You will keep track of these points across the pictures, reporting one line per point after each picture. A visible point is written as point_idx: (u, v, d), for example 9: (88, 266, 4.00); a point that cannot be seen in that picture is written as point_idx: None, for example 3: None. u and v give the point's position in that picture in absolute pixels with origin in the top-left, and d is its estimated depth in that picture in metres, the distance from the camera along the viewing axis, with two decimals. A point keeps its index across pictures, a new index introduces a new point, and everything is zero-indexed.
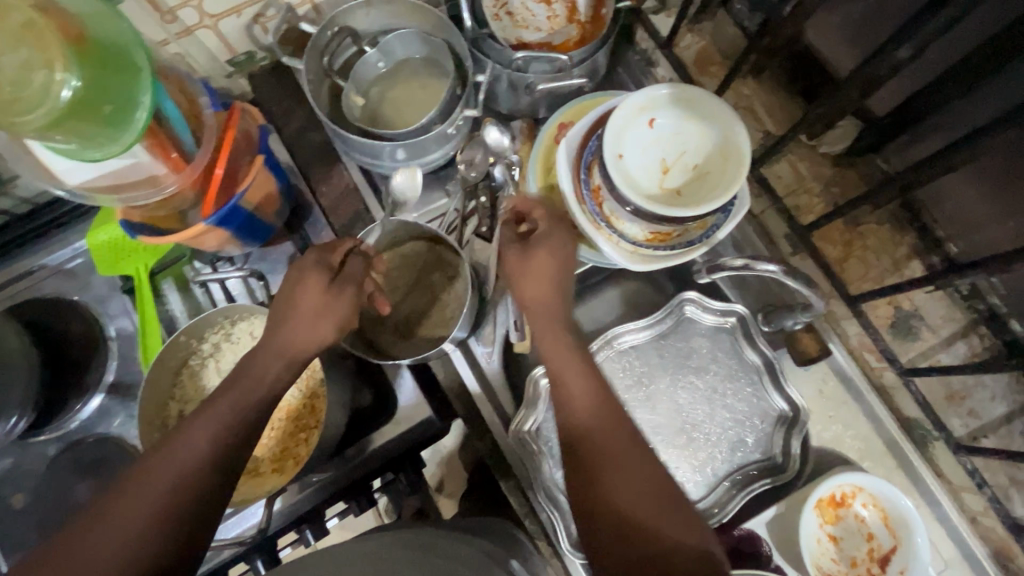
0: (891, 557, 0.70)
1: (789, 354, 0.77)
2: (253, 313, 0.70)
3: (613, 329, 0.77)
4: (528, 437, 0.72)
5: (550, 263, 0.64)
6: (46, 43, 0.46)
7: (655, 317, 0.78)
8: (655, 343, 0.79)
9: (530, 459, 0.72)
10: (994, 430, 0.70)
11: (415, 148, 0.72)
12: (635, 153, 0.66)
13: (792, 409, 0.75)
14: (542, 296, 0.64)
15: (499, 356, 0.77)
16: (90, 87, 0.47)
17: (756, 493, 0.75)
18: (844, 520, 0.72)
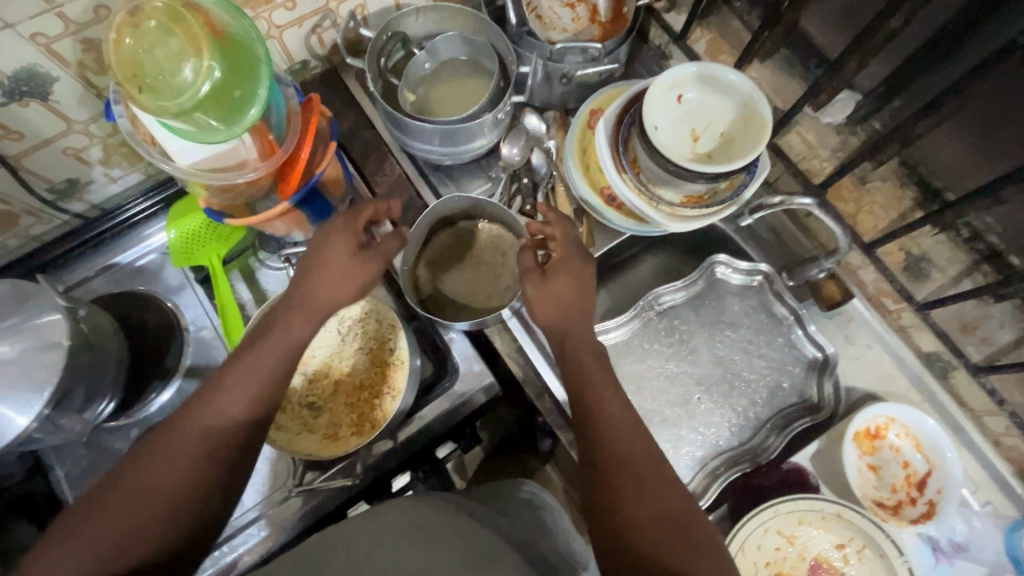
0: (927, 480, 0.76)
1: (813, 303, 0.84)
2: None
3: (652, 291, 0.84)
4: None
5: (570, 307, 0.69)
6: (191, 37, 0.52)
7: (689, 278, 0.85)
8: (691, 303, 0.86)
9: None
10: (1007, 356, 0.75)
11: (465, 133, 0.79)
12: (668, 125, 0.74)
13: (821, 353, 0.82)
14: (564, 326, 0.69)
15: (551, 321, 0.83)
16: (224, 77, 0.54)
17: (796, 433, 0.81)
18: (880, 451, 0.78)
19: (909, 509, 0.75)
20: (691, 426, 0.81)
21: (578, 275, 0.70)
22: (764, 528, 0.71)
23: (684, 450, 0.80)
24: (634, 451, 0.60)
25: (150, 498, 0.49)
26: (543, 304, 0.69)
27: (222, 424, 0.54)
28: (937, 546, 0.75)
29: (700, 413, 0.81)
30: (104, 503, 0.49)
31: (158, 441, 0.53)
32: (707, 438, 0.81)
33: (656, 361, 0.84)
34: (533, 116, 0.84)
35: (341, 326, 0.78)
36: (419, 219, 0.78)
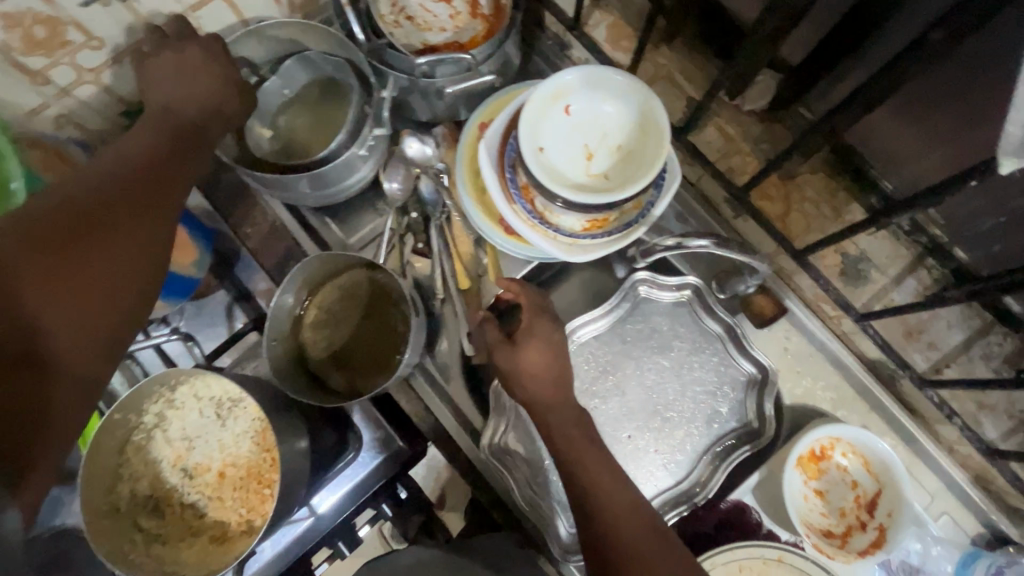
0: (877, 502, 0.70)
1: (748, 317, 0.76)
2: (189, 374, 0.66)
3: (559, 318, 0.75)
4: (500, 447, 0.72)
5: (549, 377, 0.61)
6: None
7: (610, 304, 0.76)
8: (616, 330, 0.77)
9: (505, 469, 0.72)
10: (955, 360, 0.70)
11: (328, 174, 0.68)
12: (555, 142, 0.63)
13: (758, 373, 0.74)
14: (546, 399, 0.61)
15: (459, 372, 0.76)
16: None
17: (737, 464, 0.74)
18: (826, 473, 0.72)
19: (859, 535, 0.69)
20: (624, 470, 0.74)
21: (551, 341, 0.62)
22: None
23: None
24: (634, 528, 0.55)
25: (80, 325, 0.47)
26: (520, 376, 0.61)
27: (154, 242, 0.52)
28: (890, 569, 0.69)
29: (633, 453, 0.74)
30: (42, 299, 0.44)
31: (62, 218, 0.47)
32: (643, 479, 0.74)
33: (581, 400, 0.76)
34: (412, 140, 0.74)
35: (218, 412, 0.69)
36: (287, 278, 0.68)
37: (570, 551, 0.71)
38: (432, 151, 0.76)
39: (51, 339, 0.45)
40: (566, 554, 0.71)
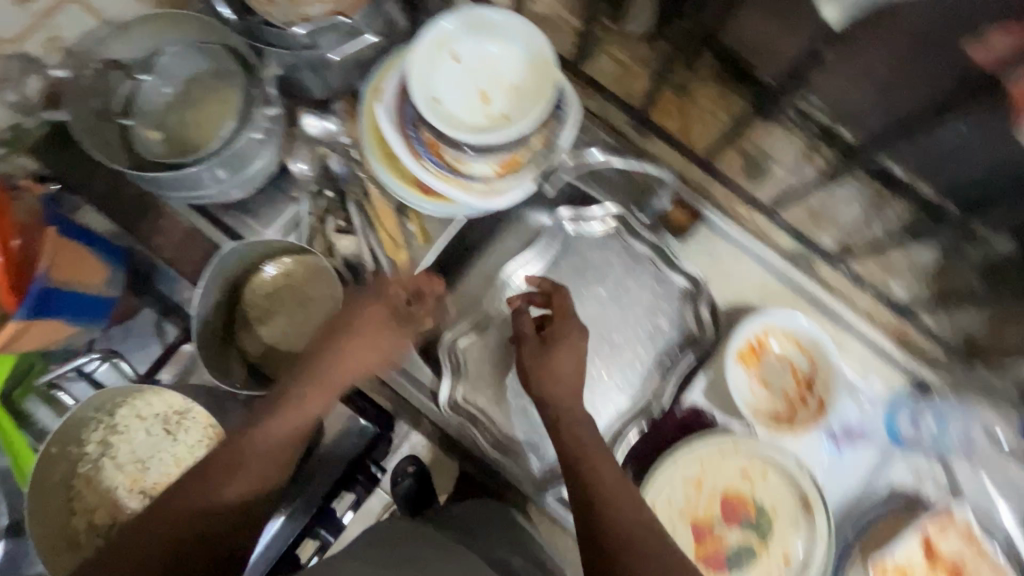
0: (813, 377, 0.75)
1: (671, 233, 0.79)
2: (121, 391, 0.65)
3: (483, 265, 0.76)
4: (461, 402, 0.76)
5: (574, 378, 0.66)
6: None
7: (538, 246, 0.79)
8: (550, 270, 0.79)
9: (470, 421, 0.75)
10: (858, 232, 0.75)
11: (228, 162, 0.66)
12: (450, 90, 0.64)
13: (689, 284, 0.78)
14: (570, 393, 0.65)
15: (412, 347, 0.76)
16: None
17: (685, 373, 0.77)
18: (767, 363, 0.76)
19: (804, 414, 0.74)
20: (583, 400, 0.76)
21: (578, 346, 0.67)
22: (669, 482, 0.69)
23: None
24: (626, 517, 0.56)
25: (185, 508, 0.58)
26: (552, 374, 0.66)
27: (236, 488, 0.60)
28: (836, 443, 0.75)
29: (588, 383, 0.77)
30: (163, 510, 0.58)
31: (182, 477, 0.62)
32: (603, 405, 0.76)
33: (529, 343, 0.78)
34: (311, 118, 0.72)
35: (166, 427, 0.67)
36: (204, 278, 0.65)
37: (545, 483, 0.75)
38: (335, 126, 0.74)
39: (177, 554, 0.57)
40: (541, 487, 0.76)
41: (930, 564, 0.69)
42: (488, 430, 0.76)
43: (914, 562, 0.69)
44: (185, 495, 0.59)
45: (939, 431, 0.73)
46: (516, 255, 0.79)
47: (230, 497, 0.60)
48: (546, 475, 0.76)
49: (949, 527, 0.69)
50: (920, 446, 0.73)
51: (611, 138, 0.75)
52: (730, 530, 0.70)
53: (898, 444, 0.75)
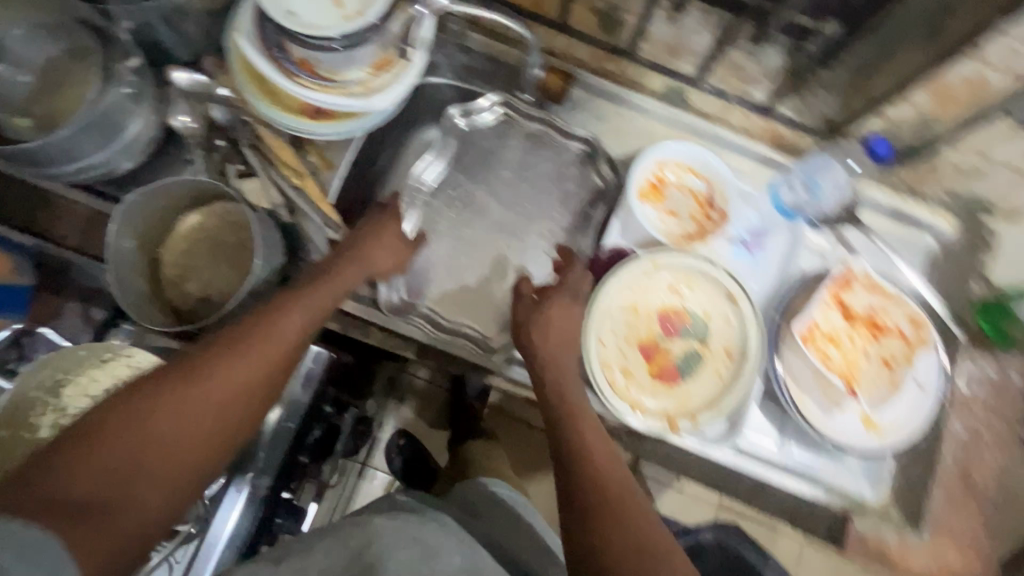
0: (711, 194, 0.82)
1: (555, 104, 0.85)
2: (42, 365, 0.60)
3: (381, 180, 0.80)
4: (403, 304, 0.79)
5: (567, 337, 0.70)
6: None
7: (437, 148, 0.85)
8: (455, 165, 0.85)
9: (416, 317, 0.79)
10: (715, 55, 0.81)
11: (101, 121, 0.65)
12: (301, 0, 0.65)
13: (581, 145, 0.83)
14: (558, 350, 0.69)
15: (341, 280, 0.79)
16: None
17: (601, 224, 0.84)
18: (670, 195, 0.82)
19: (711, 228, 0.82)
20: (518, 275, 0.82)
21: (574, 312, 0.72)
22: (607, 314, 0.75)
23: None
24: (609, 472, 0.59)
25: (183, 408, 0.46)
26: (543, 332, 0.69)
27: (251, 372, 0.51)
28: (745, 246, 0.83)
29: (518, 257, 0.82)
30: (142, 415, 0.44)
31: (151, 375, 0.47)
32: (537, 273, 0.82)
33: (453, 237, 0.83)
34: (179, 71, 0.70)
35: None
36: (110, 231, 0.63)
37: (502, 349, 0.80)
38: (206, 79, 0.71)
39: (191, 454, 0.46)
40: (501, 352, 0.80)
41: (848, 321, 0.77)
42: (438, 327, 0.80)
43: (834, 324, 0.77)
44: (178, 393, 0.47)
45: (808, 189, 0.80)
46: (418, 162, 0.83)
47: (238, 387, 0.50)
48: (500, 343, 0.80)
49: (851, 283, 0.78)
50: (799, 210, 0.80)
51: (473, 60, 0.86)
52: (672, 340, 0.76)
53: (788, 218, 0.82)
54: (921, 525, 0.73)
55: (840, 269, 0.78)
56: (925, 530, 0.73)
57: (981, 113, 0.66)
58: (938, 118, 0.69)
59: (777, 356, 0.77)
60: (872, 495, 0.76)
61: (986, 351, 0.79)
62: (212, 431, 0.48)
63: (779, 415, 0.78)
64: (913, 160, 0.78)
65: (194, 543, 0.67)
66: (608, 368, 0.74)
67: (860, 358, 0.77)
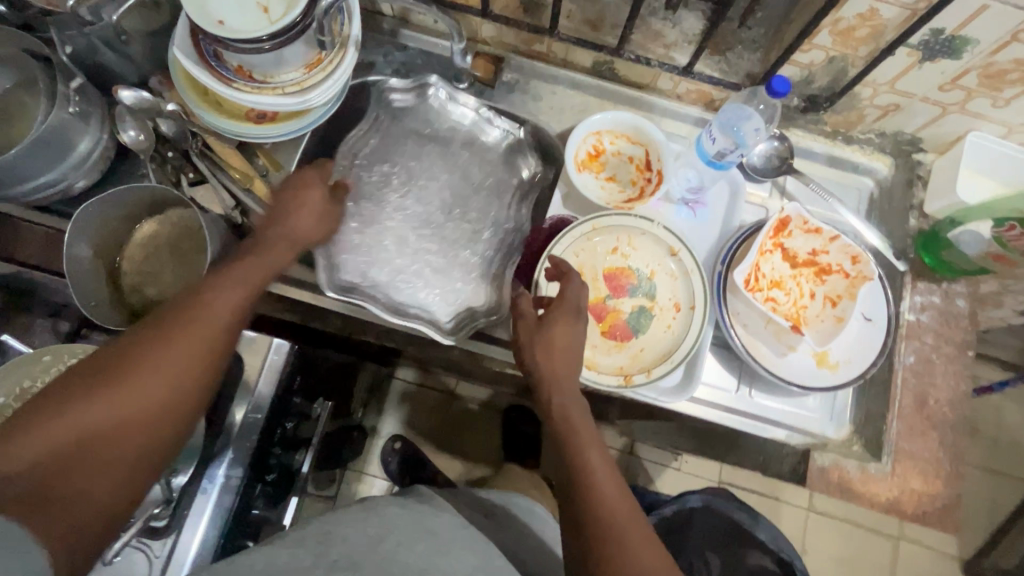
0: (648, 158, 0.86)
1: (491, 89, 0.90)
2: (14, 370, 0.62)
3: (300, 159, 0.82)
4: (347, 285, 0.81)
5: (567, 351, 0.66)
6: None
7: (370, 117, 0.89)
8: (387, 136, 0.89)
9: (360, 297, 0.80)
10: (635, 25, 0.83)
11: (50, 140, 0.68)
12: (229, 11, 0.70)
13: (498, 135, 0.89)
14: (556, 364, 0.65)
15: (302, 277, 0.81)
16: None
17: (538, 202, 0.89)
18: (608, 162, 0.86)
19: (651, 190, 0.85)
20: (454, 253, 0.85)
21: (573, 323, 0.68)
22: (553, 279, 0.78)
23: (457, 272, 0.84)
24: (611, 493, 0.57)
25: (110, 414, 0.46)
26: (541, 347, 0.66)
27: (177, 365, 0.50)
28: (688, 205, 0.86)
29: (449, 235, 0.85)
30: (66, 426, 0.44)
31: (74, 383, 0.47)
32: (469, 256, 0.85)
33: (393, 211, 0.86)
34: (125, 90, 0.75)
35: None
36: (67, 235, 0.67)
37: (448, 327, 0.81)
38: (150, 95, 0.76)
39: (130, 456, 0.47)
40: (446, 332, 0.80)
41: (790, 266, 0.81)
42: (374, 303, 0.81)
43: (776, 269, 0.81)
44: (102, 396, 0.46)
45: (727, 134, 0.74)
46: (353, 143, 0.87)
47: (165, 384, 0.49)
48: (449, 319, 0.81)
49: (790, 228, 0.80)
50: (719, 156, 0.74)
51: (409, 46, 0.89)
52: (622, 299, 0.79)
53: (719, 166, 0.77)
54: (882, 454, 0.74)
55: (778, 215, 0.79)
56: (886, 460, 0.74)
57: (882, 46, 0.69)
58: (846, 58, 0.72)
59: (723, 304, 0.79)
60: (833, 430, 0.77)
61: (931, 281, 0.81)
62: (145, 429, 0.48)
63: (734, 362, 0.80)
64: (835, 104, 0.80)
65: (172, 535, 0.70)
66: None
67: (803, 300, 0.81)
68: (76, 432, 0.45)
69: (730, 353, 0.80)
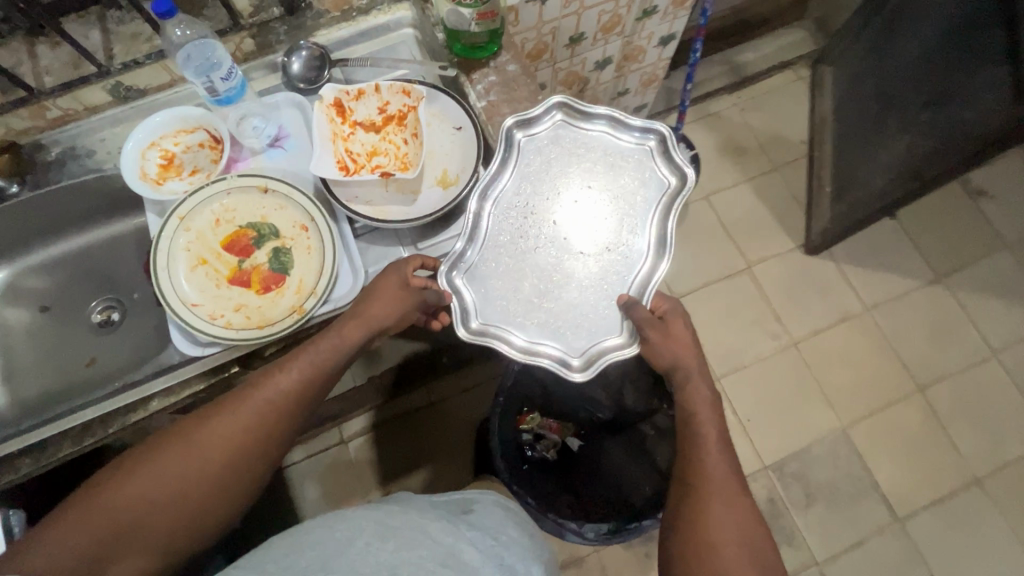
0: (211, 132, 0.88)
1: (41, 176, 0.88)
2: None
3: (430, 221, 0.83)
4: (452, 266, 0.81)
5: (682, 343, 0.84)
6: None
7: (501, 155, 0.84)
8: (519, 175, 0.85)
9: (468, 268, 0.82)
10: (111, 42, 0.86)
11: None
12: None
13: (549, 126, 0.86)
14: (688, 359, 0.84)
15: (466, 300, 0.81)
16: None
17: (608, 197, 0.85)
18: (182, 160, 0.87)
19: (232, 156, 0.88)
20: (576, 275, 0.83)
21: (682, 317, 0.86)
22: (181, 282, 0.78)
23: (588, 291, 0.83)
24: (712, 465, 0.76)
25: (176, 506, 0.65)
26: (655, 352, 0.84)
27: (237, 458, 0.69)
28: (275, 145, 0.89)
29: (609, 275, 0.83)
30: (95, 513, 0.62)
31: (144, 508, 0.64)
32: (598, 267, 0.83)
33: (534, 254, 0.83)
34: (380, 255, 0.85)
35: None
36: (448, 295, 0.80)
37: (529, 351, 0.81)
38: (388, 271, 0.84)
39: (193, 446, 0.68)
40: (527, 353, 0.80)
41: (374, 132, 0.88)
42: (505, 341, 0.80)
43: (366, 143, 0.87)
44: (137, 478, 0.65)
45: (212, 66, 0.80)
46: (491, 195, 0.83)
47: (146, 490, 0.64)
48: (529, 349, 0.81)
49: (348, 106, 0.85)
50: (211, 90, 0.82)
51: None
52: (254, 255, 0.81)
53: (227, 103, 0.86)
54: None
55: (325, 103, 0.84)
56: None
57: None
58: None
59: (333, 199, 0.82)
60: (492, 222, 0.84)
61: (483, 67, 0.89)
62: (141, 507, 0.64)
63: (385, 235, 0.86)
64: None
65: None
66: (219, 316, 0.78)
67: (402, 149, 0.87)
68: (106, 520, 0.62)
69: (377, 231, 0.86)
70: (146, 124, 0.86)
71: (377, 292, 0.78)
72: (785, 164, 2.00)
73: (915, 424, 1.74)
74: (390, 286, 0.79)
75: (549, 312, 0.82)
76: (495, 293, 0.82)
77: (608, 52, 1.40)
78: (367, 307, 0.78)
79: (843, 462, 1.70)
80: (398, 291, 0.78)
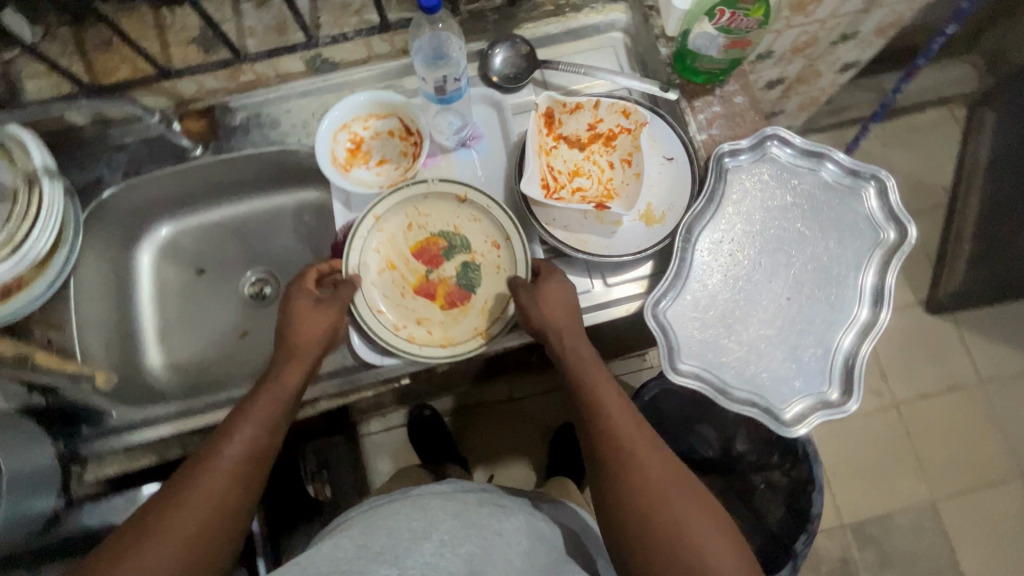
0: (404, 122, 0.83)
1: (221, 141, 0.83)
2: None
3: (634, 260, 0.76)
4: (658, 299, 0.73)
5: (568, 305, 0.69)
6: None
7: (711, 187, 0.75)
8: (723, 208, 0.76)
9: (671, 299, 0.74)
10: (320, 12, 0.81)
11: None
12: None
13: (759, 156, 0.78)
14: (563, 319, 0.69)
15: (665, 335, 0.73)
16: None
17: (814, 239, 0.76)
18: (371, 148, 0.83)
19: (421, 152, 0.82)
20: (785, 323, 0.74)
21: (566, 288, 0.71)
22: (370, 284, 0.75)
23: (799, 341, 0.73)
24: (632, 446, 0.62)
25: None
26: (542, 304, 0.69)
27: (208, 541, 0.54)
28: (466, 145, 0.83)
29: (818, 324, 0.73)
30: None
31: None
32: (810, 317, 0.74)
33: (739, 296, 0.74)
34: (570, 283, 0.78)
35: None
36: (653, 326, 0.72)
37: (737, 401, 0.71)
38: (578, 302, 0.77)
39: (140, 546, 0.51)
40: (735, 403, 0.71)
41: (579, 150, 0.81)
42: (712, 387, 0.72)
43: (569, 160, 0.81)
44: None
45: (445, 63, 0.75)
46: (695, 229, 0.75)
47: None
48: (737, 399, 0.72)
49: (557, 118, 0.79)
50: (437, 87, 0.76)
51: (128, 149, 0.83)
52: (442, 266, 0.78)
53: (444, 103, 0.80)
54: None
55: (538, 112, 0.77)
56: None
57: None
58: None
59: (533, 220, 0.77)
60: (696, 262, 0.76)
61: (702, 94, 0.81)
62: None
63: (576, 262, 0.79)
64: None
65: None
66: (403, 329, 0.74)
67: (606, 173, 0.80)
68: None
69: (568, 258, 0.79)
70: (343, 103, 0.81)
71: (285, 313, 0.69)
72: (920, 210, 1.85)
73: (1008, 512, 1.65)
74: (303, 304, 0.69)
75: (756, 362, 0.73)
76: (694, 331, 0.73)
77: (784, 74, 1.28)
78: (297, 334, 0.68)
79: (925, 535, 1.63)
80: (306, 308, 0.68)
